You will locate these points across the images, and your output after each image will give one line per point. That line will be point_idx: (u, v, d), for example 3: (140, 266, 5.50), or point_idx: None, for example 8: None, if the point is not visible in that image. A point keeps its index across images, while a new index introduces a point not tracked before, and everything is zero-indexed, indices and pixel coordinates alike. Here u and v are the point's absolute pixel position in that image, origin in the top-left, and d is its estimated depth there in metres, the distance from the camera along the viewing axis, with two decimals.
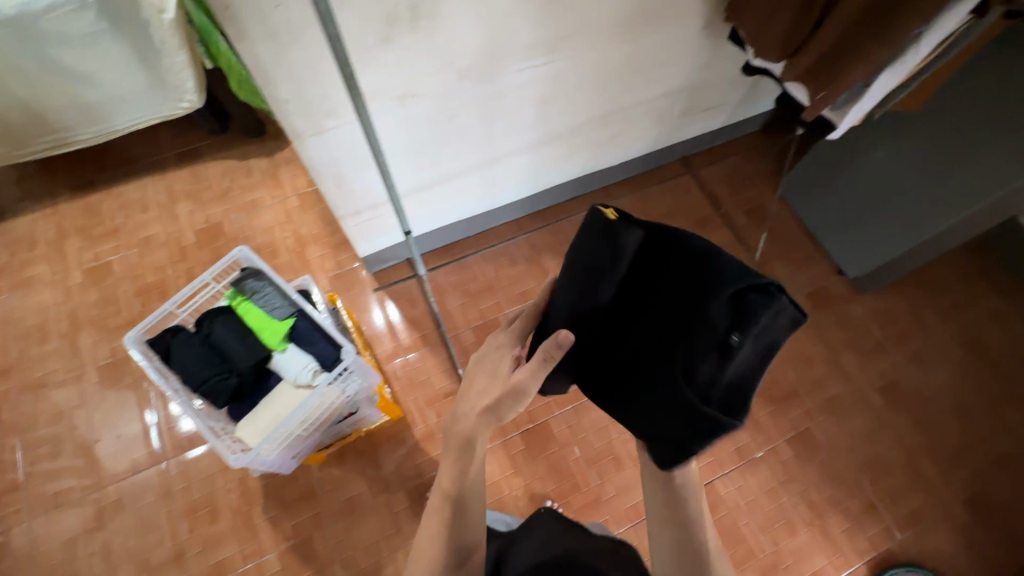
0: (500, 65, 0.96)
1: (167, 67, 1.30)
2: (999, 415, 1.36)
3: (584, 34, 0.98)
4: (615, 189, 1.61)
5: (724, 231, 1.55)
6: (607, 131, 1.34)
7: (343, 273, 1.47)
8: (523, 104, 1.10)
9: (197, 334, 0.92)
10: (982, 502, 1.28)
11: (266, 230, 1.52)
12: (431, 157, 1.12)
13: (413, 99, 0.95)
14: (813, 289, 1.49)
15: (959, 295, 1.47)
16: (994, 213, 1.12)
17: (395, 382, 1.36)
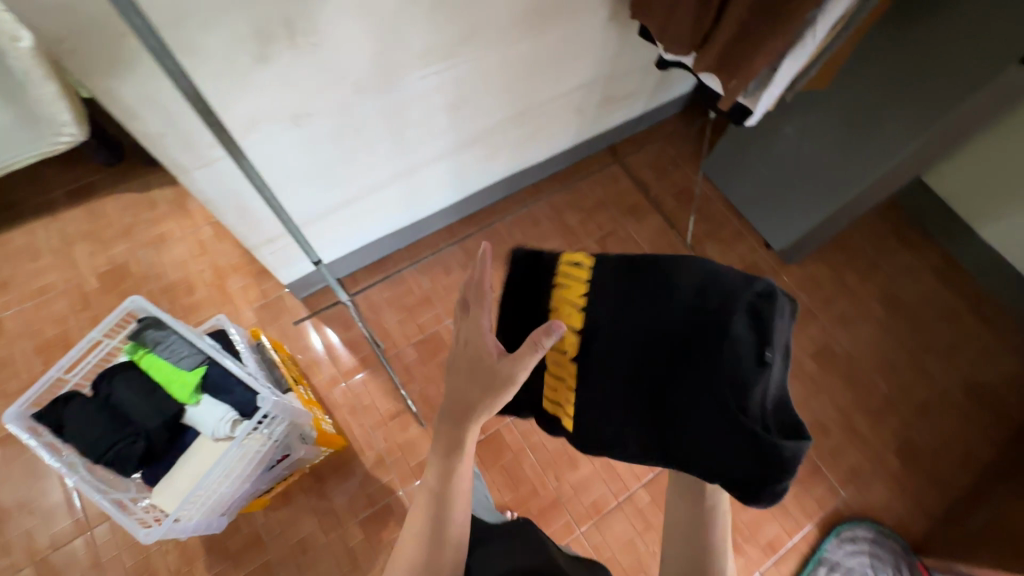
0: (398, 74, 0.92)
1: (36, 100, 1.17)
2: (920, 365, 1.44)
3: (483, 36, 0.95)
4: (545, 185, 1.59)
5: (655, 217, 1.57)
6: (526, 129, 1.31)
7: (269, 303, 1.39)
8: (431, 111, 1.05)
9: (95, 398, 0.84)
10: (913, 449, 1.35)
11: (178, 265, 1.41)
12: (341, 175, 1.06)
13: (308, 118, 0.89)
14: (744, 265, 1.53)
15: (876, 255, 1.55)
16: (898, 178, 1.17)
17: (337, 411, 1.30)
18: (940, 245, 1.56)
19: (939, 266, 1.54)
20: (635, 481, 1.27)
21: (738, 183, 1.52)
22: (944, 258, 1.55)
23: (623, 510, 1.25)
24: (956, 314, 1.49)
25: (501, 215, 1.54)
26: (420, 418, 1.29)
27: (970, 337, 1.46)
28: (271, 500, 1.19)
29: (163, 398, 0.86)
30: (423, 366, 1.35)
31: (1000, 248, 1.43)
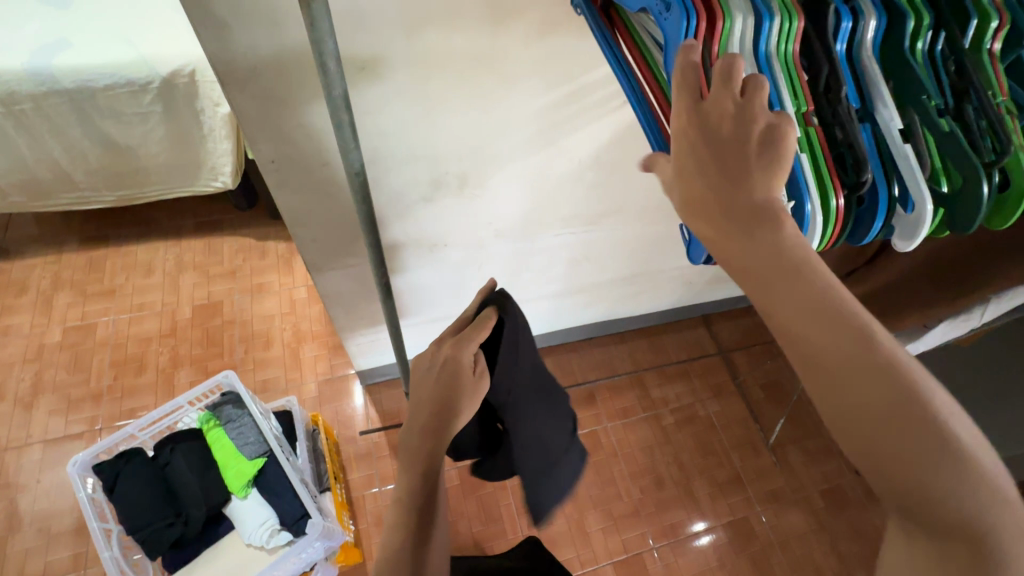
0: (538, 230, 0.95)
1: (210, 151, 1.32)
2: None
3: (626, 214, 0.97)
4: (630, 336, 1.56)
5: (738, 403, 1.48)
6: (631, 288, 1.31)
7: (332, 380, 1.38)
8: (553, 262, 1.07)
9: (154, 462, 0.83)
10: None
11: (265, 317, 1.46)
12: (451, 298, 1.08)
13: (444, 249, 0.92)
14: (828, 486, 1.38)
15: None
16: None
17: (361, 517, 1.22)
18: None
19: None
20: None
21: None
22: None
23: None
24: None
25: (580, 355, 1.51)
26: None
27: None
28: None
29: (213, 480, 0.83)
30: (461, 497, 1.27)
31: None
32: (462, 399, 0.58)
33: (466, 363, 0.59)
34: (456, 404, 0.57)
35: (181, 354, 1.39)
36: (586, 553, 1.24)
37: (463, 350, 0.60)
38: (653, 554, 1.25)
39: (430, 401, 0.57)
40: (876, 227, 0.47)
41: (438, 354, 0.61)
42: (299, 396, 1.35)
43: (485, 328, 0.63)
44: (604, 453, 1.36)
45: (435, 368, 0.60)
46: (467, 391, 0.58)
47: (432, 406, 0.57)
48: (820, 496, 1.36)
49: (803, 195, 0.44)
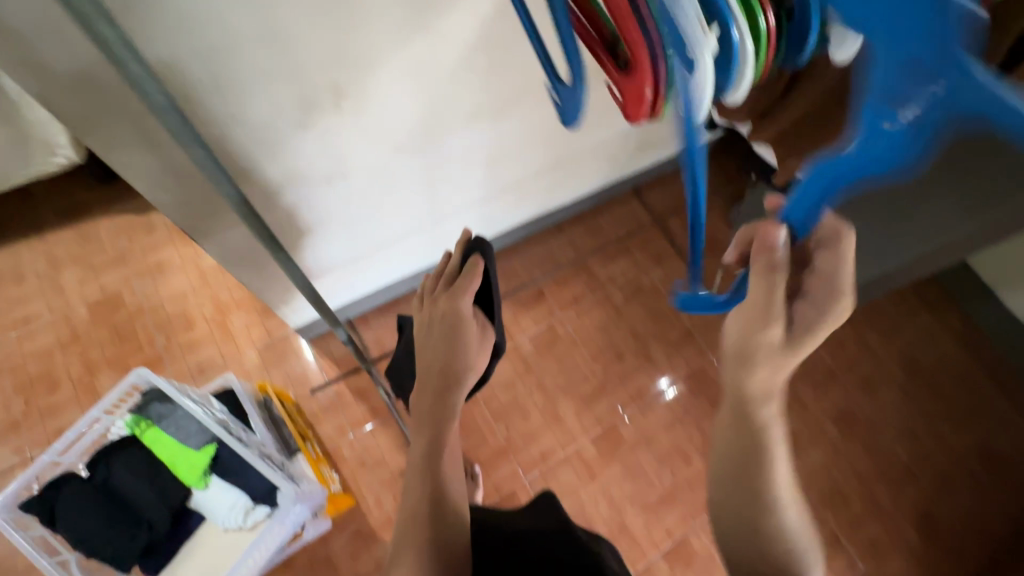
0: (440, 134, 0.85)
1: (32, 121, 1.08)
2: (938, 432, 1.44)
3: (531, 95, 0.88)
4: (567, 226, 1.53)
5: (679, 264, 1.53)
6: (557, 176, 1.25)
7: (272, 343, 1.30)
8: (468, 167, 0.99)
9: (93, 480, 0.77)
10: (929, 520, 1.36)
11: (176, 297, 1.32)
12: (370, 230, 1.00)
13: (343, 179, 0.82)
14: None
15: (895, 317, 1.56)
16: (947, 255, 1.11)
17: (343, 465, 1.23)
18: (962, 308, 1.58)
19: (962, 330, 1.55)
20: (654, 549, 1.23)
21: None
22: (966, 321, 1.56)
23: None
24: (975, 381, 1.50)
25: (521, 256, 1.49)
26: None
27: (991, 406, 1.47)
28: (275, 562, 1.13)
29: (167, 480, 0.78)
30: None
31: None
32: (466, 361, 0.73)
33: (464, 317, 0.74)
34: (463, 361, 0.73)
35: (94, 359, 1.25)
36: (565, 437, 1.30)
37: (458, 303, 0.75)
38: (625, 421, 1.33)
39: (441, 359, 0.73)
40: (812, 40, 0.44)
41: (439, 310, 0.76)
42: (242, 368, 1.27)
43: (473, 280, 0.76)
44: (564, 343, 1.39)
45: (443, 328, 0.74)
46: (470, 352, 0.74)
47: (441, 367, 0.72)
48: None
49: (728, 19, 0.39)
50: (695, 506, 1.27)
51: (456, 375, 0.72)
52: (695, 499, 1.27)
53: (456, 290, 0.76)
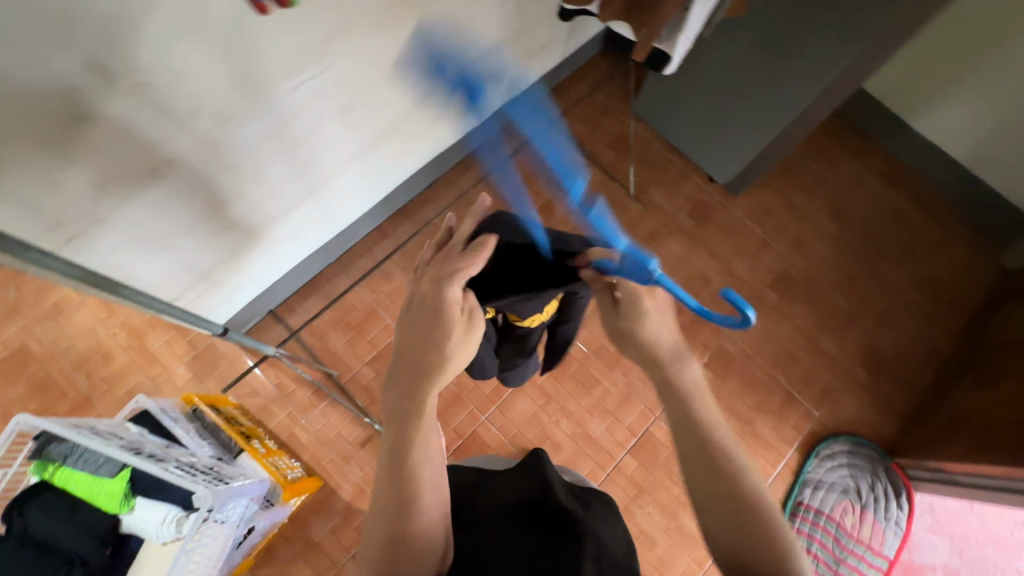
0: (267, 93, 0.77)
1: None
2: (874, 271, 1.46)
3: (358, 27, 0.79)
4: (474, 160, 1.48)
5: (594, 172, 1.50)
6: (438, 110, 1.17)
7: (199, 354, 1.27)
8: (323, 123, 0.91)
9: (11, 535, 0.75)
10: (877, 357, 1.40)
11: (84, 334, 1.26)
12: (238, 214, 0.92)
13: (173, 166, 0.75)
14: (693, 205, 1.49)
15: (819, 169, 1.55)
16: (838, 94, 1.08)
17: (302, 451, 1.23)
18: (881, 146, 1.58)
19: (883, 168, 1.56)
20: (620, 449, 1.27)
21: (672, 121, 1.45)
22: (887, 159, 1.57)
23: (614, 480, 1.26)
24: (903, 214, 1.52)
25: (432, 203, 1.43)
26: None
27: (920, 234, 1.50)
28: (256, 558, 1.15)
29: (91, 513, 0.78)
30: (384, 385, 1.29)
31: (939, 137, 1.47)
32: (446, 345, 0.63)
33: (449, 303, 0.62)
34: (437, 353, 0.63)
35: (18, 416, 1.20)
36: None
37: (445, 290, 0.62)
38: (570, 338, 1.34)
39: (420, 348, 0.63)
40: None
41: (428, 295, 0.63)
42: (175, 386, 1.24)
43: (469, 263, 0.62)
44: None
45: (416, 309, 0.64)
46: (451, 339, 0.63)
47: (412, 362, 0.64)
48: (687, 217, 1.48)
49: None
50: (650, 400, 1.31)
51: (426, 367, 0.63)
52: (649, 393, 1.31)
53: (444, 272, 0.63)
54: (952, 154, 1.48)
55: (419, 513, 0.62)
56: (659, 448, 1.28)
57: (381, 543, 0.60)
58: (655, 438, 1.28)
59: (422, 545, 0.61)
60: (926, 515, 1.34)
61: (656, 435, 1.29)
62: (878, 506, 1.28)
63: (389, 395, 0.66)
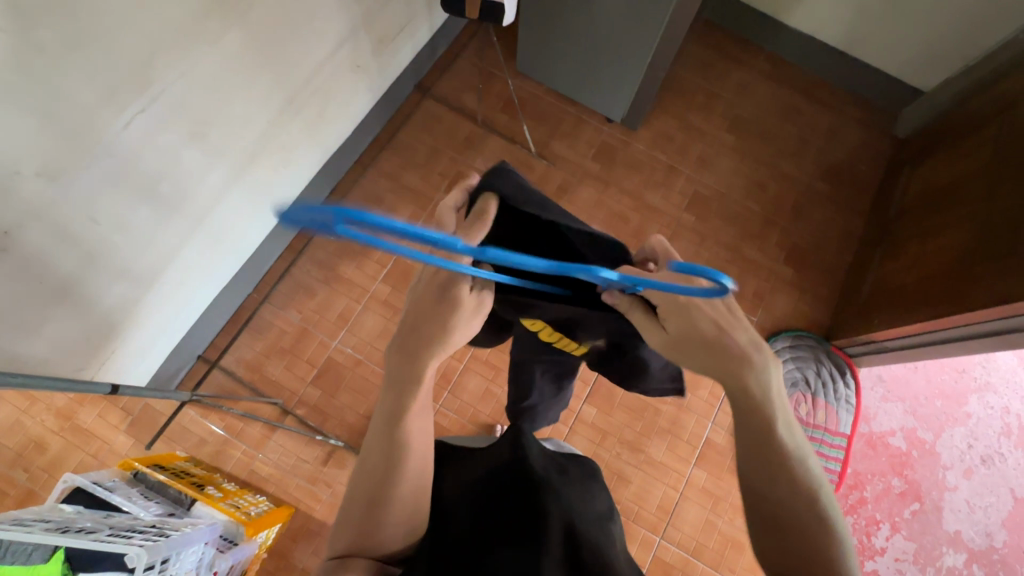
0: (93, 134, 0.73)
1: None
2: (779, 171, 1.51)
3: (171, 45, 0.76)
4: (370, 156, 1.45)
5: (493, 139, 1.48)
6: (307, 115, 1.14)
7: (137, 418, 1.23)
8: (175, 152, 0.87)
9: None
10: (798, 251, 1.45)
11: (9, 430, 1.20)
12: (115, 265, 0.88)
13: (18, 233, 0.70)
14: (596, 149, 1.50)
15: (709, 85, 1.57)
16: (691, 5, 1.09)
17: (267, 484, 1.22)
18: (760, 49, 1.61)
19: (769, 70, 1.59)
20: (577, 401, 1.30)
21: (555, 72, 1.44)
22: (770, 60, 1.60)
23: (578, 431, 1.28)
24: (795, 110, 1.56)
25: None
26: (352, 448, 1.25)
27: (815, 125, 1.55)
28: None
29: None
30: (333, 399, 1.28)
31: (808, 28, 1.51)
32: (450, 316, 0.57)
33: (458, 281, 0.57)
34: (438, 329, 0.58)
35: None
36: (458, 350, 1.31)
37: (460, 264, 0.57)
38: None
39: (423, 325, 0.58)
40: None
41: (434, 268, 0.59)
42: (120, 456, 1.21)
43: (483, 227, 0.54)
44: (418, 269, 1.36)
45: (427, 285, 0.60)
46: (458, 316, 0.58)
47: (409, 336, 0.59)
48: (593, 162, 1.49)
49: None
50: None
51: (424, 337, 0.58)
52: None
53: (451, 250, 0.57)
54: (826, 42, 1.52)
55: (405, 479, 0.60)
56: (613, 389, 1.31)
57: (364, 505, 0.60)
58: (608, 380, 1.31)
59: (400, 514, 0.60)
60: (876, 386, 1.40)
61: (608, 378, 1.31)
62: (827, 389, 1.35)
63: (390, 358, 0.61)
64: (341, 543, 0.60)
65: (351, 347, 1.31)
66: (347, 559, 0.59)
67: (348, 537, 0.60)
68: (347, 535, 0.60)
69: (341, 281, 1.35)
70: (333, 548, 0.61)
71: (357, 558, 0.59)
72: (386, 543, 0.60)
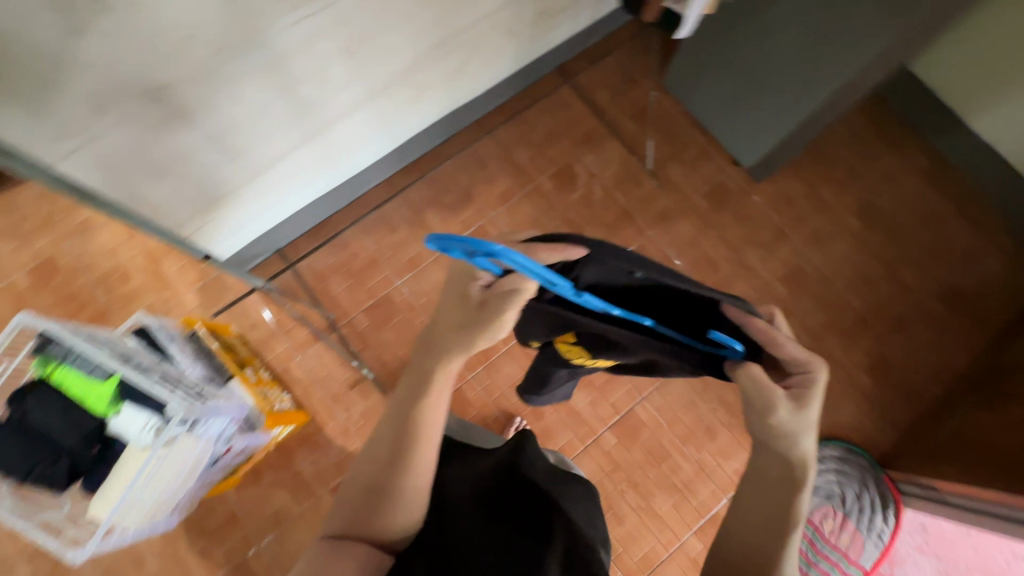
0: (265, 25, 0.77)
1: None
2: (896, 277, 1.38)
3: None
4: (490, 120, 1.46)
5: (612, 142, 1.45)
6: (449, 64, 1.16)
7: (208, 284, 1.33)
8: (324, 62, 0.91)
9: (8, 421, 0.81)
10: (883, 365, 1.34)
11: (106, 253, 1.33)
12: (238, 146, 0.94)
13: (174, 92, 0.76)
14: (711, 187, 1.43)
15: (854, 162, 1.45)
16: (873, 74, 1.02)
17: (295, 386, 1.29)
18: (926, 143, 1.47)
19: (926, 167, 1.45)
20: (600, 424, 1.27)
21: (701, 96, 1.38)
22: (933, 156, 1.46)
23: (591, 453, 1.26)
24: (939, 218, 1.42)
25: (444, 159, 1.43)
26: (379, 384, 1.29)
27: (955, 242, 1.40)
28: (241, 479, 1.22)
29: (77, 413, 0.82)
30: (378, 333, 1.32)
31: (991, 138, 1.35)
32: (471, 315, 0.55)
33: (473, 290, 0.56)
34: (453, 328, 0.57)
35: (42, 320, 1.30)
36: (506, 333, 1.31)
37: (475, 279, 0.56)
38: None
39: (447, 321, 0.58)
40: None
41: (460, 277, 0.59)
42: (184, 311, 1.31)
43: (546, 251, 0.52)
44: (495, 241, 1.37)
45: (450, 284, 0.57)
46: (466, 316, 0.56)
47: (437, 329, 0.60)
48: (703, 199, 1.42)
49: None
50: (639, 381, 1.30)
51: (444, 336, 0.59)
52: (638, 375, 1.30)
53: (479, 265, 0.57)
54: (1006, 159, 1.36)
55: (403, 463, 0.60)
56: (640, 427, 1.27)
57: (365, 485, 0.61)
58: (638, 417, 1.28)
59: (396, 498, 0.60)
60: (915, 533, 1.28)
61: (640, 414, 1.28)
62: (862, 516, 1.24)
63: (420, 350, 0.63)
64: (340, 523, 0.61)
65: (410, 291, 1.35)
66: (341, 540, 0.59)
67: (346, 516, 0.61)
68: (342, 516, 0.61)
69: (423, 228, 1.38)
70: (327, 528, 0.61)
71: (358, 541, 0.59)
72: (386, 532, 0.60)
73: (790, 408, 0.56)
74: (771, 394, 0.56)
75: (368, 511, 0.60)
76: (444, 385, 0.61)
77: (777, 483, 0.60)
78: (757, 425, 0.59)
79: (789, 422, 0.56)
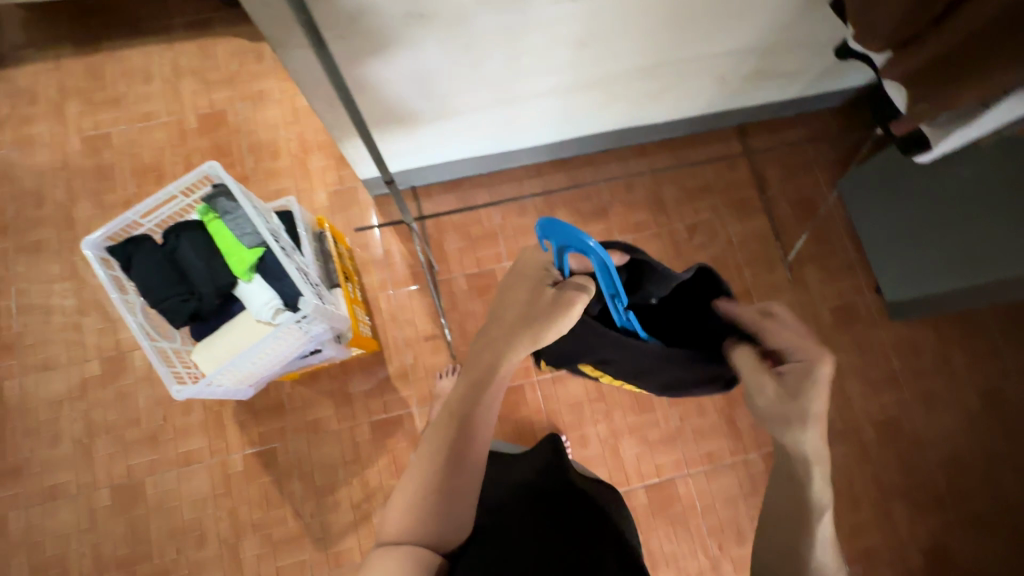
0: None
1: None
2: (993, 475, 1.28)
3: None
4: (653, 148, 1.45)
5: (761, 218, 1.41)
6: (652, 86, 1.15)
7: (341, 191, 1.39)
8: (553, 43, 0.92)
9: (162, 248, 0.89)
10: (941, 555, 1.25)
11: (268, 127, 1.42)
12: (438, 87, 0.97)
13: (424, 23, 0.79)
14: (841, 303, 1.37)
15: (1000, 342, 1.35)
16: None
17: (377, 315, 1.33)
18: None
19: None
20: (637, 480, 1.26)
21: (876, 213, 1.32)
22: None
23: None
24: None
25: (595, 169, 1.43)
26: (450, 347, 1.32)
27: None
28: (300, 376, 1.28)
29: (219, 266, 0.88)
30: (469, 300, 1.35)
31: None
32: (533, 313, 0.63)
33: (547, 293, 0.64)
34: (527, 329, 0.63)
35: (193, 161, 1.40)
36: None
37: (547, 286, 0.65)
38: None
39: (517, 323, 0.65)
40: None
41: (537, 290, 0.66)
42: (311, 206, 1.38)
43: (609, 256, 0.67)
44: None
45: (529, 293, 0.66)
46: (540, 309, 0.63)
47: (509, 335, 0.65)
48: (828, 312, 1.36)
49: None
50: (690, 456, 1.27)
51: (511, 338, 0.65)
52: (693, 450, 1.27)
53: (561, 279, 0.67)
54: None
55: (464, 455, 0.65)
56: (673, 500, 1.25)
57: (427, 489, 0.63)
58: (676, 489, 1.25)
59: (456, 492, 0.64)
60: None
61: (679, 488, 1.25)
62: None
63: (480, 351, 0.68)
64: (399, 526, 0.63)
65: None
66: (395, 546, 0.61)
67: (406, 520, 0.63)
68: (398, 523, 0.62)
69: None
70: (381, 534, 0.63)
71: (419, 545, 0.62)
72: (439, 532, 0.63)
73: (779, 391, 0.56)
74: (758, 374, 0.58)
75: (432, 513, 0.63)
76: (500, 384, 0.66)
77: (790, 517, 0.57)
78: (759, 418, 0.58)
79: (778, 404, 0.55)
